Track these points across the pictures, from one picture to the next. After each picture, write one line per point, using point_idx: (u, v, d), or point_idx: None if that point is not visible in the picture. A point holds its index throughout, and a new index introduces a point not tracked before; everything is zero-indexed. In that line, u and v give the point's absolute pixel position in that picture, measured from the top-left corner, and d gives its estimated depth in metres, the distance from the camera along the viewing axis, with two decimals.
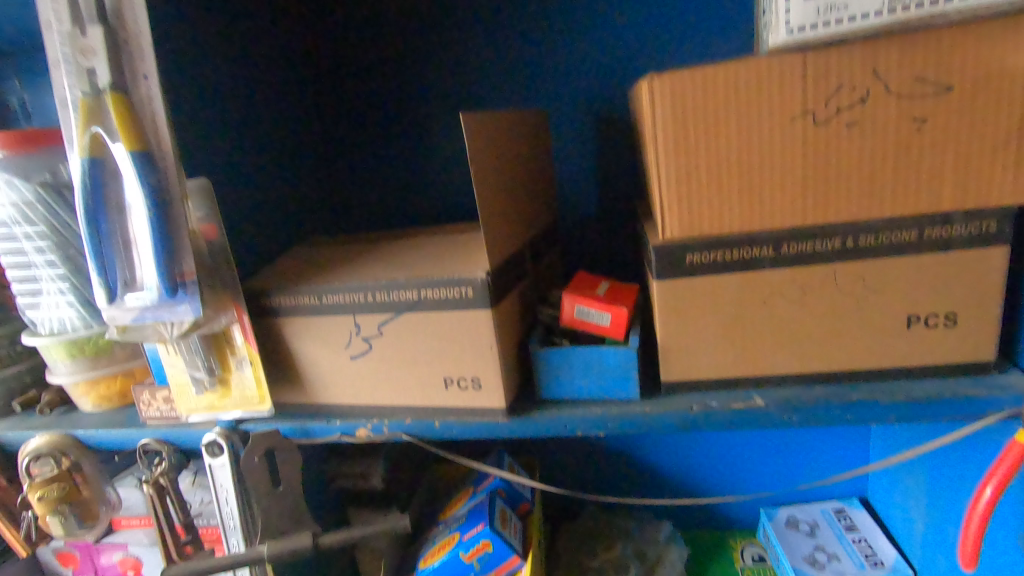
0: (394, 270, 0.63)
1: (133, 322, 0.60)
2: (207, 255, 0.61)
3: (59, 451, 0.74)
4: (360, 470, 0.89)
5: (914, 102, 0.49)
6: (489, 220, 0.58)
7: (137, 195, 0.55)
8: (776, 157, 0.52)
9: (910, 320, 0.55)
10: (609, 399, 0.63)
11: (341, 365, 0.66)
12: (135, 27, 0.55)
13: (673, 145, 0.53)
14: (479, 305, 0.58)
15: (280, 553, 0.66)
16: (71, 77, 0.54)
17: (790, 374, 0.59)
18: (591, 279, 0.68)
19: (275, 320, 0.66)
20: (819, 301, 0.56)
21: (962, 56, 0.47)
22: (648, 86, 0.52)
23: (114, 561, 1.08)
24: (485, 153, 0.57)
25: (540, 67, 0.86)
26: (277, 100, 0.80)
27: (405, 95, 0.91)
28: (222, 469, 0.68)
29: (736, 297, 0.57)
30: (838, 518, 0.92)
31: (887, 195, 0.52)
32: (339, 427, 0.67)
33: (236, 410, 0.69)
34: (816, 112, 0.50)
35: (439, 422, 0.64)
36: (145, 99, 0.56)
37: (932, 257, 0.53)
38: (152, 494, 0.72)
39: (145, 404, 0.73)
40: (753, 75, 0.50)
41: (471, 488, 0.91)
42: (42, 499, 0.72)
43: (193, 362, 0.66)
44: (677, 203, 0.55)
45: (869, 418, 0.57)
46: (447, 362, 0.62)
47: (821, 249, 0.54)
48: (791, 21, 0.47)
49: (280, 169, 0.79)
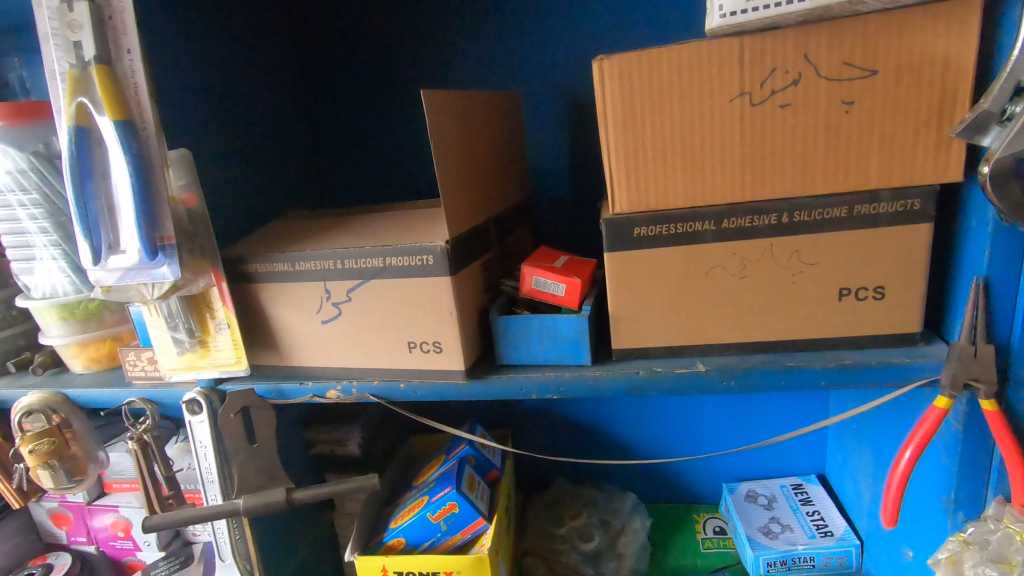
0: (363, 239, 0.67)
1: (117, 283, 0.64)
2: (186, 222, 0.65)
3: (50, 408, 0.78)
4: (338, 436, 0.93)
5: (843, 86, 0.52)
6: (450, 192, 0.62)
7: (119, 162, 0.59)
8: (717, 135, 0.55)
9: (842, 293, 0.59)
10: (563, 365, 0.67)
11: (313, 330, 0.70)
12: (120, 4, 0.59)
13: (621, 123, 0.57)
14: (439, 272, 0.62)
15: (256, 504, 0.71)
16: (60, 50, 0.58)
17: (732, 343, 0.63)
18: (552, 253, 0.71)
19: (252, 285, 0.70)
20: (757, 273, 0.59)
21: (885, 42, 0.50)
22: (597, 67, 0.55)
23: (107, 523, 1.13)
24: (446, 128, 0.61)
25: (515, 52, 0.90)
26: (259, 81, 0.84)
27: (386, 77, 0.95)
28: (201, 425, 0.73)
29: (681, 269, 0.60)
30: (795, 492, 0.96)
31: (819, 173, 0.55)
32: (311, 388, 0.71)
33: (215, 371, 0.73)
34: (753, 94, 0.54)
35: (405, 384, 0.69)
36: (128, 72, 0.60)
37: (861, 233, 0.56)
38: (136, 451, 0.77)
39: (131, 363, 0.77)
40: (694, 58, 0.54)
41: (443, 456, 0.95)
42: (33, 452, 0.77)
43: (174, 324, 0.70)
44: (625, 179, 0.58)
45: (804, 385, 0.61)
46: (410, 327, 0.66)
47: (759, 224, 0.58)
48: (724, 6, 0.50)
49: (261, 146, 0.83)
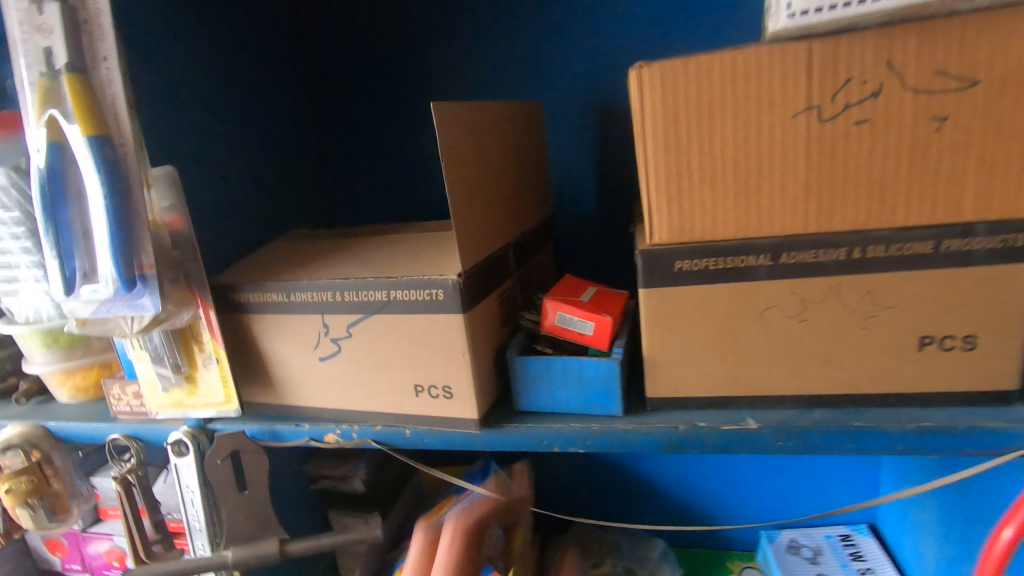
0: (365, 269, 0.59)
1: (92, 315, 0.57)
2: (170, 247, 0.58)
3: (30, 443, 0.72)
4: (342, 472, 0.85)
5: (933, 98, 0.43)
6: (463, 218, 0.54)
7: (92, 182, 0.52)
8: (777, 156, 0.47)
9: (922, 342, 0.50)
10: (589, 414, 0.59)
11: (310, 367, 0.63)
12: (96, 5, 0.53)
13: (663, 141, 0.49)
14: (451, 308, 0.54)
15: (246, 557, 0.63)
16: (30, 57, 0.52)
17: (787, 396, 0.54)
18: (579, 285, 0.63)
19: (244, 316, 0.63)
20: (820, 317, 0.51)
21: (989, 47, 0.42)
22: (637, 77, 0.47)
23: (101, 550, 1.07)
24: (459, 145, 0.54)
25: (536, 60, 0.84)
26: (258, 92, 0.78)
27: (400, 91, 0.90)
28: (188, 469, 0.66)
29: (729, 310, 0.52)
30: (844, 545, 0.86)
31: (900, 202, 0.46)
32: (308, 431, 0.65)
33: (205, 409, 0.67)
34: (822, 108, 0.45)
35: (410, 430, 0.61)
36: (105, 82, 0.53)
37: (950, 274, 0.47)
38: (119, 492, 0.70)
39: (115, 398, 0.71)
40: (751, 66, 0.45)
41: (454, 497, 0.87)
42: (10, 492, 0.71)
43: (158, 358, 0.64)
44: (665, 205, 0.50)
45: (875, 447, 0.52)
46: (417, 368, 0.58)
47: (825, 260, 0.49)
48: (793, 4, 0.42)
49: (261, 162, 0.78)
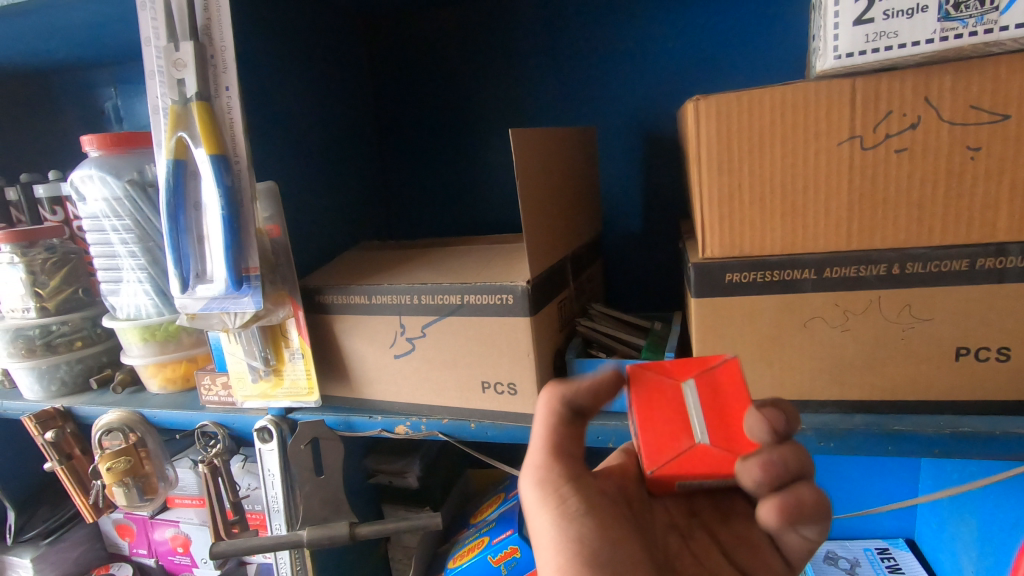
0: (440, 275, 0.66)
1: (201, 310, 0.65)
2: (270, 253, 0.66)
3: (128, 427, 0.80)
4: (398, 468, 0.90)
5: (968, 130, 0.48)
6: (531, 232, 0.60)
7: (212, 195, 0.60)
8: (823, 181, 0.52)
9: (959, 353, 0.54)
10: (830, 413, 0.59)
11: (385, 364, 0.69)
12: (222, 43, 0.61)
13: (718, 165, 0.54)
14: (519, 312, 0.60)
15: (319, 537, 0.70)
16: (165, 87, 0.61)
17: (829, 400, 0.58)
18: (654, 382, 0.47)
19: (328, 316, 0.70)
20: (861, 328, 0.55)
21: (1019, 85, 0.46)
22: (694, 107, 0.53)
23: (167, 537, 1.12)
24: (530, 166, 0.60)
25: (590, 88, 0.91)
26: (338, 115, 0.87)
27: (462, 114, 0.99)
28: (271, 453, 0.74)
29: (775, 319, 0.57)
30: (881, 558, 0.93)
31: (938, 223, 0.51)
32: (380, 422, 0.71)
33: (286, 400, 0.74)
34: (864, 137, 0.50)
35: (475, 423, 0.67)
36: (225, 109, 0.61)
37: (985, 288, 0.52)
38: (206, 474, 0.77)
39: (206, 387, 0.78)
40: (801, 101, 0.51)
41: (502, 495, 0.94)
42: (111, 469, 0.80)
43: (251, 351, 0.72)
44: (718, 223, 0.56)
45: (915, 450, 0.56)
46: (485, 367, 0.64)
47: (867, 274, 0.53)
48: (840, 47, 0.47)
49: (338, 178, 0.86)
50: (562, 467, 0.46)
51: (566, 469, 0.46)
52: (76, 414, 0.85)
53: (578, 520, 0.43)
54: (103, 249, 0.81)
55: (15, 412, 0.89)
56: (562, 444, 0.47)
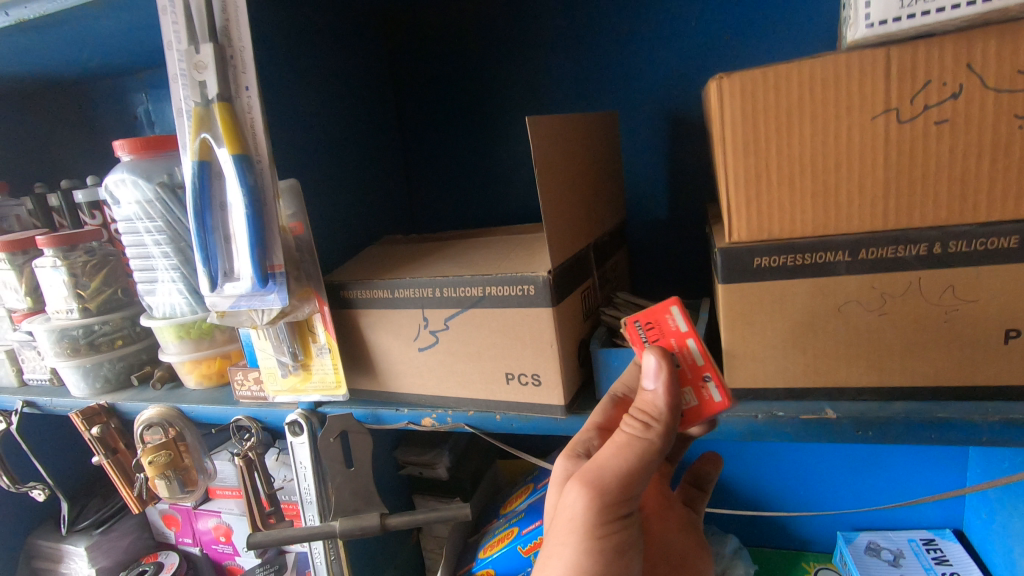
0: (461, 267, 0.66)
1: (230, 308, 0.67)
2: (294, 249, 0.67)
3: (167, 422, 0.83)
4: (427, 459, 0.90)
5: (1017, 97, 0.45)
6: (551, 221, 0.59)
7: (236, 194, 0.61)
8: (856, 158, 0.49)
9: (1008, 335, 0.51)
10: (869, 401, 0.57)
11: (410, 357, 0.70)
12: (240, 43, 0.61)
13: (742, 145, 0.52)
14: (541, 302, 0.59)
15: (350, 528, 0.71)
16: (188, 90, 0.62)
17: (867, 388, 0.56)
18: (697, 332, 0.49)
19: (353, 311, 0.70)
20: (900, 311, 0.52)
21: None
22: (716, 86, 0.51)
23: (209, 526, 1.16)
24: (549, 154, 0.59)
25: (611, 71, 0.89)
26: (358, 109, 0.88)
27: (481, 103, 0.98)
28: (302, 447, 0.76)
29: (808, 305, 0.55)
30: (927, 549, 0.90)
31: (983, 197, 0.48)
32: (407, 415, 0.72)
33: (316, 394, 0.75)
34: (901, 110, 0.47)
35: (500, 415, 0.67)
36: (246, 108, 0.62)
37: None
38: (242, 467, 0.79)
39: (239, 383, 0.80)
40: (831, 72, 0.48)
41: (532, 485, 0.94)
42: (153, 463, 0.83)
43: (280, 347, 0.73)
44: (744, 207, 0.54)
45: (961, 437, 0.53)
46: (509, 359, 0.64)
47: (904, 255, 0.51)
48: (872, 15, 0.44)
49: (360, 173, 0.87)
50: (621, 504, 0.44)
51: (626, 505, 0.44)
52: (119, 409, 0.89)
53: (611, 553, 0.44)
54: (137, 250, 0.84)
55: (64, 409, 0.93)
56: (635, 480, 0.44)
